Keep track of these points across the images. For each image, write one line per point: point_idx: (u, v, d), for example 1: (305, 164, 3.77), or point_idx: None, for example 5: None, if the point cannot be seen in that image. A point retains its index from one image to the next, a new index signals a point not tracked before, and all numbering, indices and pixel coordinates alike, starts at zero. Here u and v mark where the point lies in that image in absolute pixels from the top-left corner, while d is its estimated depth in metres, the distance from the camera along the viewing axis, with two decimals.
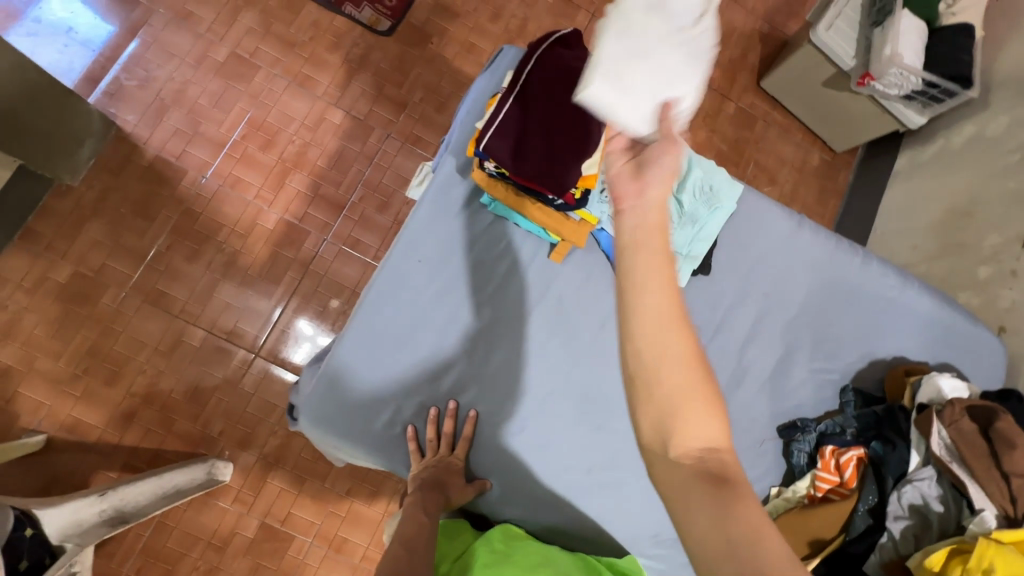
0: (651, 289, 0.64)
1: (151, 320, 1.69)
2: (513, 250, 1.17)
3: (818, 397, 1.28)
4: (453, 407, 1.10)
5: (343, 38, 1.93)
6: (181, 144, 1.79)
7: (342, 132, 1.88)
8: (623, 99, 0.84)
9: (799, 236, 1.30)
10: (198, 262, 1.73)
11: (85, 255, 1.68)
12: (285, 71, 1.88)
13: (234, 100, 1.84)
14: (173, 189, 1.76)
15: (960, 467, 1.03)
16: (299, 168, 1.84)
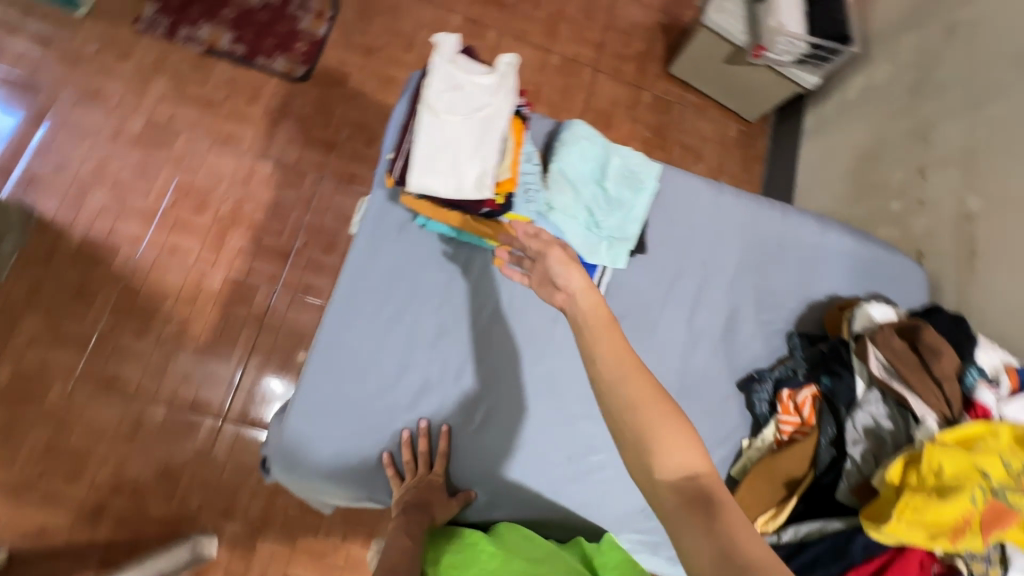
0: (611, 350, 0.78)
1: (108, 405, 1.62)
2: (456, 262, 1.19)
3: (770, 347, 1.34)
4: (424, 426, 1.10)
5: (261, 91, 1.94)
6: (110, 221, 1.75)
7: (275, 182, 1.88)
8: (443, 176, 1.02)
9: (721, 202, 1.39)
10: (146, 337, 1.69)
11: (22, 355, 1.62)
12: (207, 131, 1.87)
13: (158, 169, 1.82)
14: (108, 269, 1.72)
15: (900, 384, 1.11)
16: (237, 224, 1.82)
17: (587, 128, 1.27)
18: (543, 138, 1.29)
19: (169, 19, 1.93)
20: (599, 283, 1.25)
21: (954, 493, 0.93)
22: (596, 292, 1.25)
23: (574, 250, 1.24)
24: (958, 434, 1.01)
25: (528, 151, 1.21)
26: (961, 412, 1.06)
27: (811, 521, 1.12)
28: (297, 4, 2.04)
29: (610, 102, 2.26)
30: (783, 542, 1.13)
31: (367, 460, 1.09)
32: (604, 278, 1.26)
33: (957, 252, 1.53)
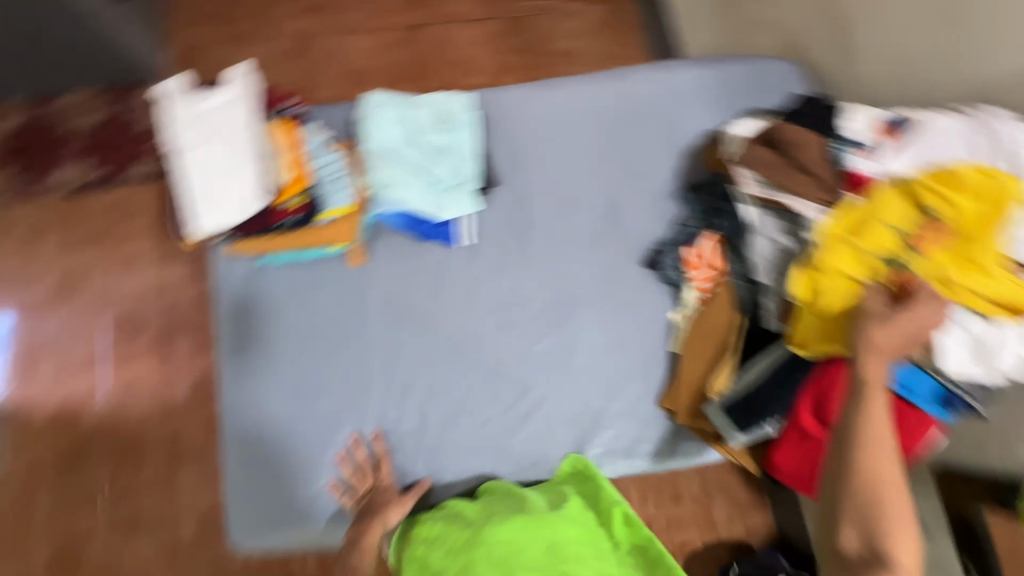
0: (886, 446, 0.86)
1: (145, 541, 1.58)
2: (317, 279, 1.17)
3: (662, 213, 1.27)
4: (357, 437, 1.11)
5: (133, 199, 1.75)
6: (64, 383, 1.66)
7: (190, 276, 1.73)
8: (225, 206, 1.07)
9: (554, 98, 1.32)
10: (145, 469, 1.62)
11: (52, 528, 1.58)
12: (106, 260, 1.72)
13: (81, 316, 1.69)
14: (85, 424, 1.64)
15: (776, 192, 1.07)
16: (176, 331, 1.70)
17: (382, 95, 1.21)
18: (342, 122, 1.22)
19: (28, 178, 1.75)
20: (464, 235, 1.21)
21: (841, 287, 0.93)
22: (466, 244, 1.21)
23: (425, 216, 1.20)
24: (845, 218, 0.97)
25: (315, 144, 1.15)
26: (837, 193, 1.03)
27: (756, 359, 1.07)
28: (134, 106, 1.79)
29: (471, 46, 1.97)
30: (738, 393, 1.07)
31: (318, 497, 1.09)
32: (468, 228, 1.22)
33: (836, 31, 1.36)
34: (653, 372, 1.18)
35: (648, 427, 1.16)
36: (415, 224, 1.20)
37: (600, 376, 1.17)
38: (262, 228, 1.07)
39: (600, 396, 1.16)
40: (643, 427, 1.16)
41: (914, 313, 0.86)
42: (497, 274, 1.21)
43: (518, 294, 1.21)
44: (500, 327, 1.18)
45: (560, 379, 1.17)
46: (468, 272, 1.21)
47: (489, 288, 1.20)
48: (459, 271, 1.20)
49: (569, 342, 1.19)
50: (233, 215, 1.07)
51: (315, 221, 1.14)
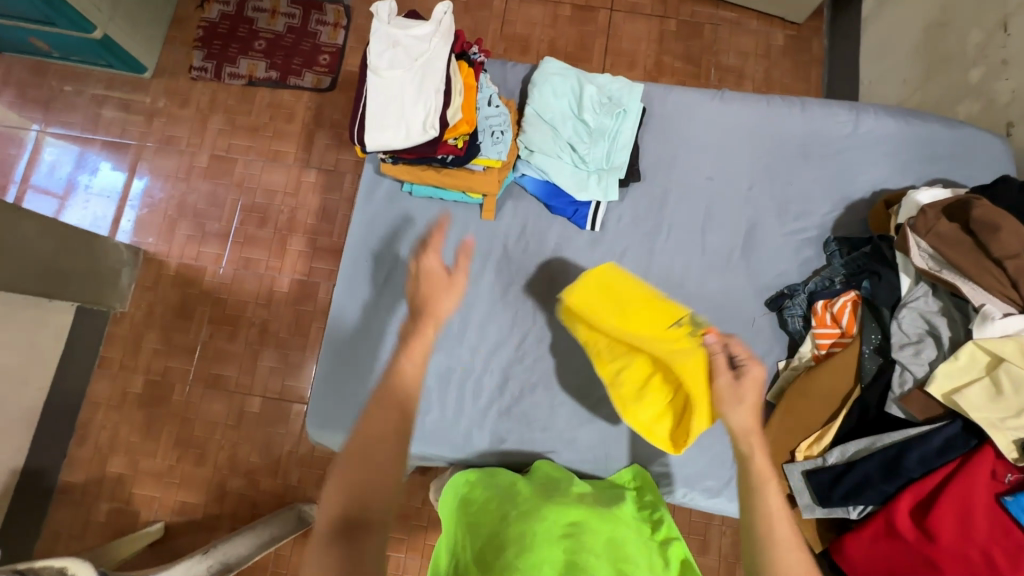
0: (781, 524, 0.75)
1: (217, 401, 1.75)
2: (448, 220, 1.23)
3: (801, 259, 1.20)
4: (439, 374, 1.16)
5: (296, 107, 1.95)
6: (195, 246, 1.86)
7: (320, 187, 1.90)
8: (393, 128, 1.07)
9: (725, 110, 1.27)
10: (237, 340, 1.80)
11: (150, 363, 1.78)
12: (258, 153, 1.92)
13: (225, 194, 1.90)
14: (200, 286, 1.84)
15: (952, 273, 0.94)
16: (294, 231, 1.87)
17: (559, 64, 1.23)
18: (518, 85, 1.28)
19: (213, 62, 1.96)
20: (594, 220, 1.21)
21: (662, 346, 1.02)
22: (593, 229, 1.21)
23: (563, 190, 1.21)
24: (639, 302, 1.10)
25: (489, 94, 1.18)
26: None
27: (862, 438, 0.99)
28: (319, 28, 1.98)
29: (635, 41, 1.94)
30: (829, 465, 1.01)
31: None
32: (599, 214, 1.21)
33: None
34: None
35: (717, 464, 1.12)
36: (550, 196, 1.22)
37: None
38: (410, 156, 1.12)
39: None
40: (712, 463, 1.12)
41: (744, 380, 0.88)
42: None
43: None
44: None
45: None
46: (587, 256, 1.21)
47: None
48: (577, 253, 1.21)
49: None
50: (398, 139, 1.07)
51: (467, 165, 1.16)
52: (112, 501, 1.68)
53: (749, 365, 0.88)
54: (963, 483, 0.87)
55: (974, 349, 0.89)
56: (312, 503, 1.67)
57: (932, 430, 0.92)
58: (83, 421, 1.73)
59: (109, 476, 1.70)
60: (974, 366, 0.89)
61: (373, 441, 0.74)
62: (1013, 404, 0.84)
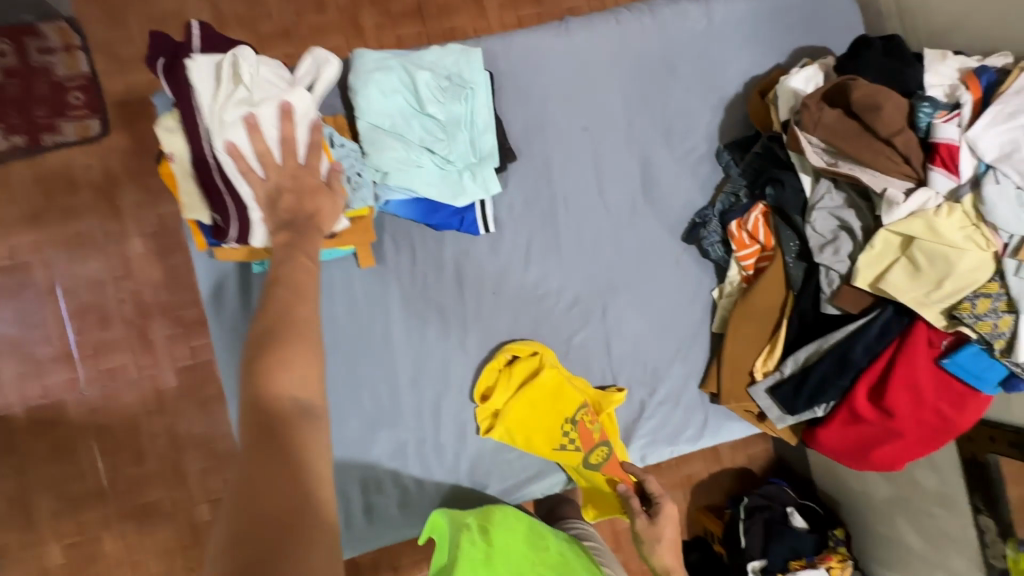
0: None
1: (160, 528, 1.52)
2: (327, 283, 1.03)
3: (700, 179, 1.15)
4: (393, 448, 1.04)
5: (71, 168, 1.50)
6: (36, 381, 1.49)
7: (154, 255, 1.53)
8: None
9: (575, 44, 1.11)
10: (147, 460, 1.52)
11: (57, 528, 1.48)
12: (53, 243, 1.49)
13: (37, 306, 1.49)
14: (69, 422, 1.50)
15: (848, 164, 0.92)
16: (150, 317, 1.53)
17: (374, 56, 0.99)
18: (336, 93, 1.04)
19: None
20: (485, 221, 1.05)
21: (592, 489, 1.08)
22: (488, 231, 1.06)
23: (439, 202, 1.03)
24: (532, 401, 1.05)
25: (327, 134, 0.96)
26: (925, 165, 0.88)
27: (809, 344, 1.01)
28: (46, 55, 1.47)
29: None
30: (788, 376, 1.03)
31: (351, 520, 1.02)
32: (488, 213, 1.05)
33: None
34: (693, 356, 1.14)
35: (691, 410, 1.13)
36: (426, 214, 1.04)
37: (639, 360, 1.12)
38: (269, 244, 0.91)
39: (638, 382, 1.12)
40: (686, 410, 1.13)
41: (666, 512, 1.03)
42: (525, 263, 1.09)
43: (548, 283, 1.09)
44: (531, 319, 1.09)
45: (598, 370, 1.11)
46: (493, 262, 1.08)
47: (516, 279, 1.08)
48: (481, 263, 1.08)
49: (607, 329, 1.11)
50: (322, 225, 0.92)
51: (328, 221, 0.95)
52: None
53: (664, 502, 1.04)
54: (907, 363, 0.92)
55: (886, 234, 0.90)
56: None
57: (869, 320, 0.95)
58: None
59: None
60: (888, 250, 0.91)
61: (276, 350, 0.63)
62: (932, 275, 0.86)
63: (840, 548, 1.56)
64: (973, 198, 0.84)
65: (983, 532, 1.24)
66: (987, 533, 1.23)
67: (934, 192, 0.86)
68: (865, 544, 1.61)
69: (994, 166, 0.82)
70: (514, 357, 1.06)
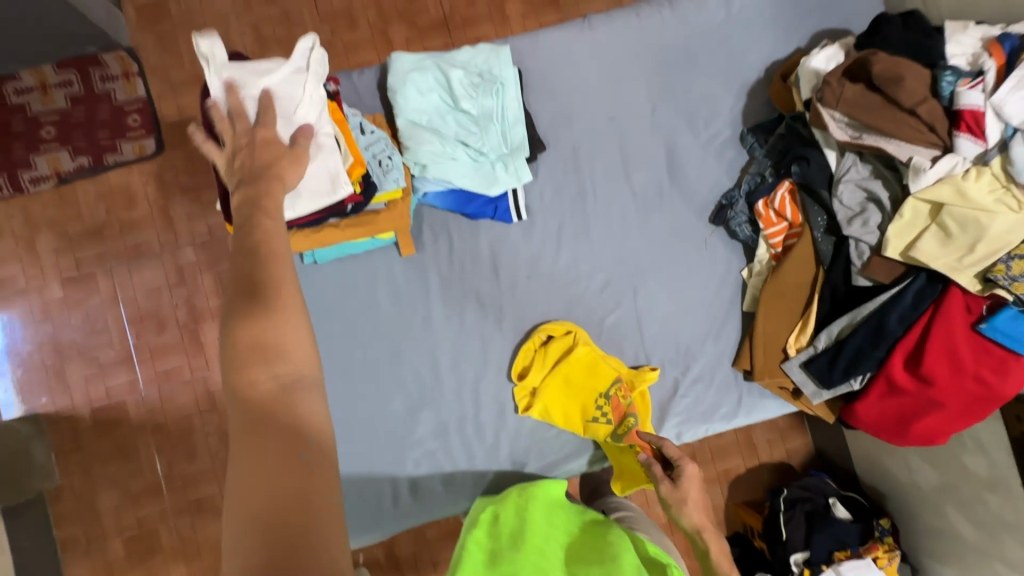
0: None
1: (212, 521, 1.60)
2: (371, 272, 1.09)
3: (725, 163, 1.17)
4: (436, 428, 1.09)
5: (130, 186, 1.63)
6: (100, 383, 1.60)
7: (205, 263, 1.64)
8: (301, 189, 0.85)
9: (598, 39, 1.16)
10: (200, 457, 1.61)
11: (119, 521, 1.58)
12: (115, 255, 1.62)
13: (101, 314, 1.61)
14: (130, 421, 1.61)
15: (873, 136, 0.95)
16: (202, 321, 1.63)
17: (410, 59, 1.06)
18: (377, 96, 1.12)
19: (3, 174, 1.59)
20: (518, 209, 1.11)
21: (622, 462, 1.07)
22: (520, 218, 1.12)
23: (474, 192, 1.09)
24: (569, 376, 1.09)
25: (359, 122, 0.99)
26: (951, 132, 0.89)
27: (841, 317, 1.02)
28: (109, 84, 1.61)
29: None
30: (821, 350, 1.04)
31: (398, 497, 1.07)
32: (521, 201, 1.11)
33: None
34: (725, 335, 1.16)
35: (725, 388, 1.15)
36: (462, 203, 1.09)
37: (672, 340, 1.15)
38: (302, 221, 0.91)
39: (671, 361, 1.14)
40: (720, 389, 1.14)
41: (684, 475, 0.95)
42: (556, 248, 1.13)
43: (579, 267, 1.14)
44: (564, 302, 1.13)
45: (631, 351, 1.14)
46: (526, 247, 1.13)
47: (549, 264, 1.13)
48: (515, 249, 1.13)
49: (638, 311, 1.14)
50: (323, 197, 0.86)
51: (368, 208, 0.97)
52: None
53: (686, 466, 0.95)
54: (943, 329, 0.92)
55: (915, 202, 0.92)
56: None
57: (902, 289, 0.96)
58: None
59: None
60: (918, 217, 0.92)
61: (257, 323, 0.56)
62: (963, 241, 0.87)
63: (885, 536, 1.53)
64: (1001, 160, 0.85)
65: None
66: None
67: (961, 157, 0.88)
68: (913, 536, 1.56)
69: (1020, 128, 0.83)
70: (549, 337, 1.10)
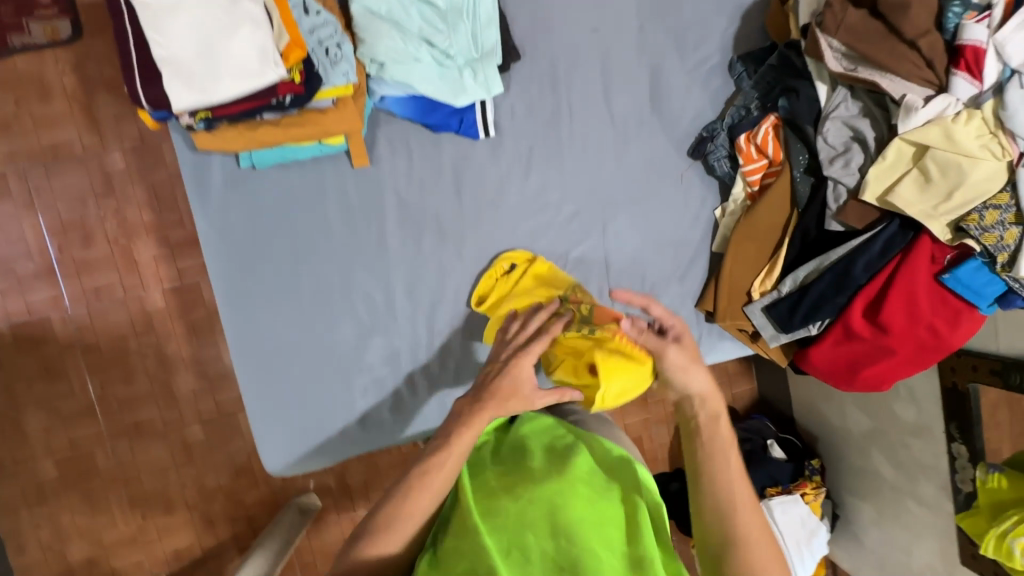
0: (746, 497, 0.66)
1: (153, 446, 1.53)
2: (318, 184, 0.98)
3: (711, 93, 1.09)
4: (388, 356, 1.03)
5: (43, 75, 1.41)
6: (19, 298, 1.45)
7: (136, 172, 1.46)
8: (223, 75, 0.72)
9: None
10: (137, 381, 1.51)
11: (49, 444, 1.49)
12: (29, 156, 1.43)
13: (16, 221, 1.44)
14: (56, 340, 1.47)
15: (868, 70, 0.89)
16: (135, 236, 1.48)
17: None
18: None
19: None
20: (486, 124, 1.01)
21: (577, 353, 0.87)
22: (488, 136, 1.02)
23: (437, 101, 0.98)
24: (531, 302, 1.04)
25: None
26: (948, 70, 0.84)
27: (809, 262, 1.00)
28: None
29: None
30: (785, 295, 1.03)
31: (346, 426, 1.02)
32: (489, 115, 1.00)
33: None
34: (692, 276, 1.13)
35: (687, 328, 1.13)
36: (424, 112, 0.98)
37: (638, 277, 1.11)
38: (233, 111, 0.79)
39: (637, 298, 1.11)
40: None
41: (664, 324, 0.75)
42: (525, 172, 1.05)
43: (548, 195, 1.06)
44: (530, 231, 1.06)
45: (596, 286, 1.09)
46: (493, 168, 1.04)
47: (515, 189, 1.05)
48: (480, 169, 1.03)
49: (607, 245, 1.09)
50: (248, 85, 0.74)
51: (310, 104, 0.84)
52: None
53: (675, 322, 0.74)
54: (907, 275, 0.92)
55: (900, 144, 0.88)
56: (310, 491, 1.61)
57: (873, 237, 0.94)
58: (12, 529, 1.49)
59: (77, 563, 1.52)
60: (901, 161, 0.88)
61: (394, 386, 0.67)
62: (942, 187, 0.85)
63: (814, 475, 1.64)
64: (994, 105, 0.81)
65: (954, 458, 1.30)
66: (958, 459, 1.28)
67: (955, 99, 0.83)
68: (839, 476, 1.67)
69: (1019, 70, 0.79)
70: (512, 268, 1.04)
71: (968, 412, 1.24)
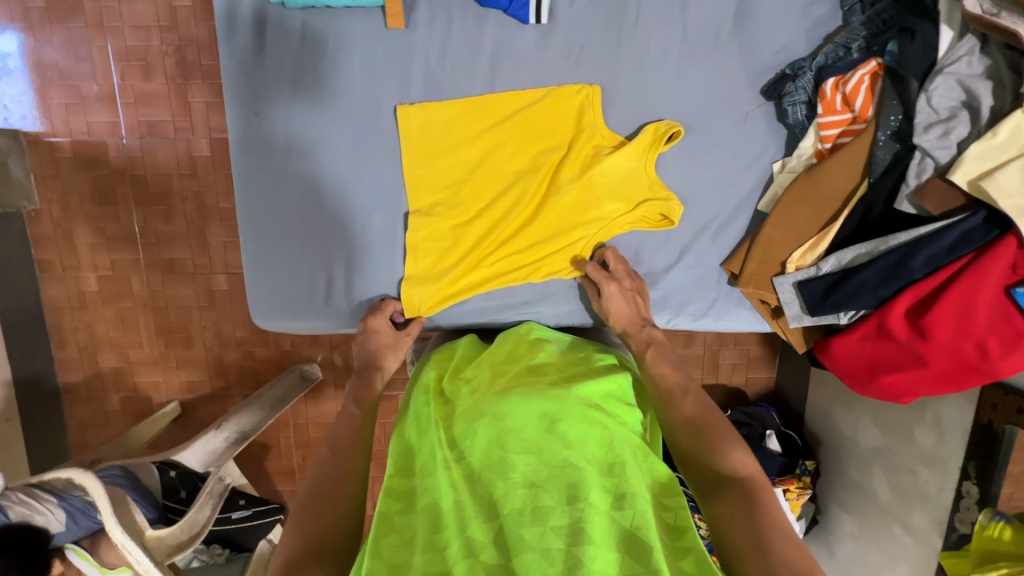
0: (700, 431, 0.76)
1: (182, 284, 1.61)
2: (353, 37, 0.92)
3: (810, 23, 0.93)
4: (386, 239, 1.00)
5: None
6: (80, 116, 1.49)
7: (202, 11, 1.44)
8: None
9: None
10: (176, 220, 1.56)
11: (94, 260, 1.58)
12: None
13: (86, 38, 1.45)
14: (109, 164, 1.52)
15: (1012, 16, 0.73)
16: (191, 77, 1.48)
17: None
18: None
19: None
20: (539, 8, 0.90)
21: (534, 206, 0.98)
22: (539, 23, 0.91)
23: None
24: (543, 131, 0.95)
25: None
26: None
27: (862, 243, 0.87)
28: None
29: None
30: (823, 274, 0.91)
31: (333, 299, 1.02)
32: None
33: None
34: (727, 232, 1.01)
35: (705, 283, 1.03)
36: None
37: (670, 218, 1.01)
38: None
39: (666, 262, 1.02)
40: (697, 284, 1.03)
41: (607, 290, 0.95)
42: (572, 71, 0.94)
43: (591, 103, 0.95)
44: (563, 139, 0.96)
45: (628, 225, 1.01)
46: (537, 61, 0.94)
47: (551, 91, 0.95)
48: (521, 60, 0.94)
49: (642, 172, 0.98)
50: None
51: None
52: (120, 392, 1.67)
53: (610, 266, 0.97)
54: (970, 285, 0.79)
55: (1020, 120, 0.72)
56: (312, 361, 1.67)
57: (947, 225, 0.80)
58: (54, 327, 1.62)
59: (106, 371, 1.65)
60: (1014, 142, 0.73)
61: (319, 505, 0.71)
62: None
63: (804, 475, 1.53)
64: None
65: (960, 496, 1.17)
66: (964, 498, 1.16)
67: None
68: (832, 483, 1.57)
69: None
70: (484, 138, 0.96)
71: (997, 452, 1.09)
